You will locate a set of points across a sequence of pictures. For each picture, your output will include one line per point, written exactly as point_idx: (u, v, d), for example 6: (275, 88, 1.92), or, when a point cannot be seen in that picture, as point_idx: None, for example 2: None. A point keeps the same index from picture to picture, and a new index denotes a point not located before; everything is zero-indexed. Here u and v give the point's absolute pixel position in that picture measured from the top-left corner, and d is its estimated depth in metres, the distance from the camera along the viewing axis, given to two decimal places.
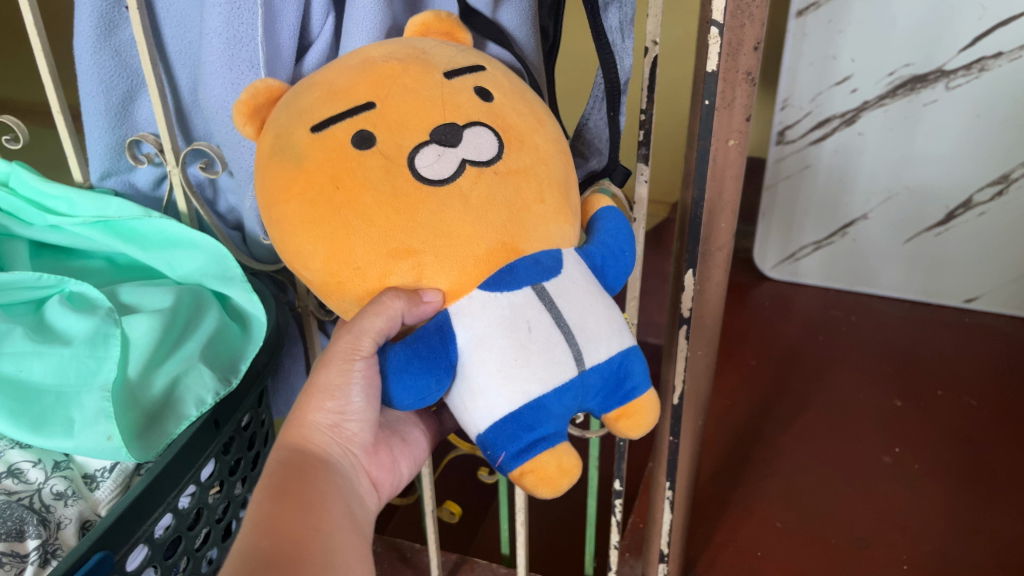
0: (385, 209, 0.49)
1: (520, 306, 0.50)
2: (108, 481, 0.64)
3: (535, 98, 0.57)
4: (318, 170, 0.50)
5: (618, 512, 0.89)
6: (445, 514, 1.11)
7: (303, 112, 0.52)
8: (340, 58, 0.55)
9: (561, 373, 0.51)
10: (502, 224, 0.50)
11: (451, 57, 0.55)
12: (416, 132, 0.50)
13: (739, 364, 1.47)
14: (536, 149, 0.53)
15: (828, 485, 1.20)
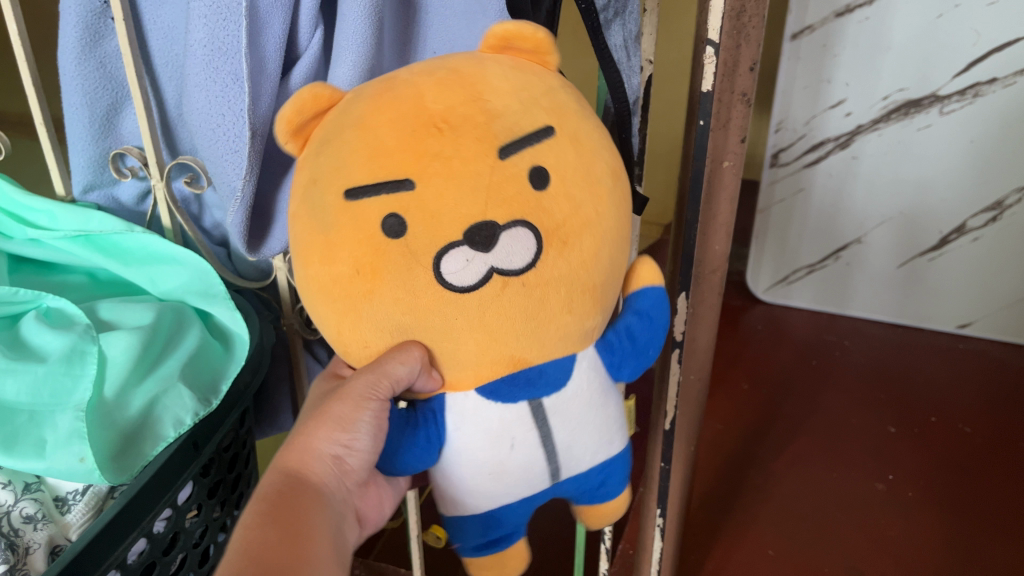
0: (401, 307, 0.45)
1: (510, 423, 0.50)
2: (79, 505, 0.62)
3: (604, 162, 0.49)
4: (343, 246, 0.45)
5: (608, 540, 0.87)
6: (431, 538, 1.09)
7: (342, 159, 0.45)
8: (394, 92, 0.46)
9: (531, 488, 0.52)
10: (517, 340, 0.47)
11: (527, 119, 0.46)
12: (446, 228, 0.43)
13: (731, 388, 1.46)
14: (581, 251, 0.46)
15: (822, 513, 1.18)
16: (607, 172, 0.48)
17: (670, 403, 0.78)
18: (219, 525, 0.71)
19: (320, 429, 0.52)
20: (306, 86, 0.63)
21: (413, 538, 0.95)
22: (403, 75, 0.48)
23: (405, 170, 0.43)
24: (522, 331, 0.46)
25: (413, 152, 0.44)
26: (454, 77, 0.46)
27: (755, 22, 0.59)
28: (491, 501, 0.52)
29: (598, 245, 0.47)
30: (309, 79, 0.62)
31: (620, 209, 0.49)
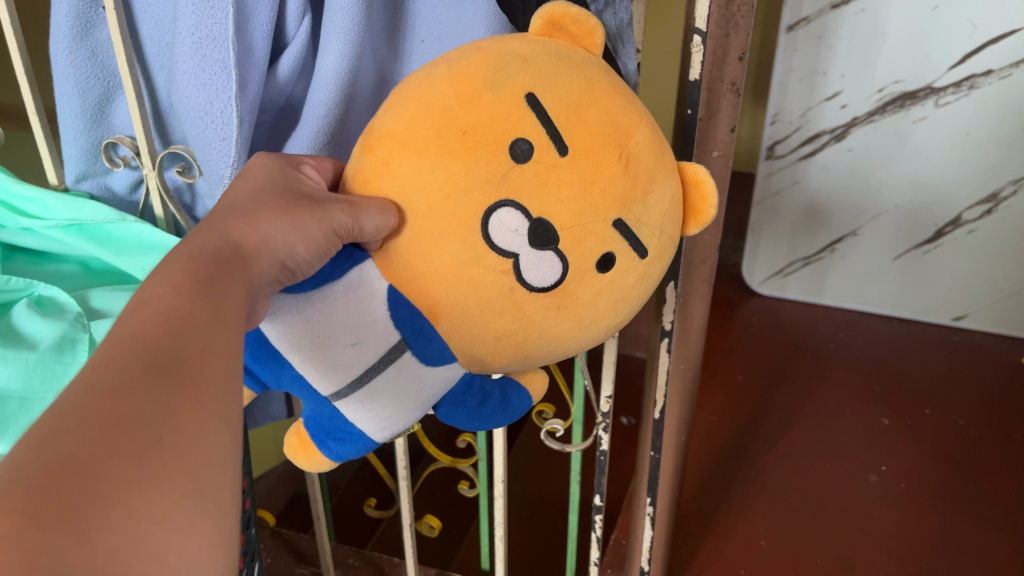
0: (439, 189, 0.46)
1: (374, 331, 0.48)
2: None
3: (624, 316, 0.51)
4: (481, 109, 0.46)
5: (599, 528, 0.88)
6: (424, 527, 1.10)
7: (557, 82, 0.47)
8: (629, 108, 0.49)
9: (315, 378, 0.50)
10: (458, 305, 0.47)
11: (651, 229, 0.49)
12: (537, 198, 0.45)
13: (727, 380, 1.46)
14: (552, 322, 0.48)
15: (814, 504, 1.19)
16: (611, 325, 0.51)
17: (660, 391, 0.79)
18: None
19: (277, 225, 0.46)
20: (295, 74, 0.63)
21: (406, 526, 0.96)
22: (639, 106, 0.50)
23: (575, 147, 0.46)
24: (464, 294, 0.47)
25: (592, 143, 0.46)
26: (660, 155, 0.50)
27: (745, 11, 0.58)
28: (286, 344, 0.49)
29: (566, 333, 0.49)
30: (298, 68, 0.62)
31: (591, 341, 0.51)
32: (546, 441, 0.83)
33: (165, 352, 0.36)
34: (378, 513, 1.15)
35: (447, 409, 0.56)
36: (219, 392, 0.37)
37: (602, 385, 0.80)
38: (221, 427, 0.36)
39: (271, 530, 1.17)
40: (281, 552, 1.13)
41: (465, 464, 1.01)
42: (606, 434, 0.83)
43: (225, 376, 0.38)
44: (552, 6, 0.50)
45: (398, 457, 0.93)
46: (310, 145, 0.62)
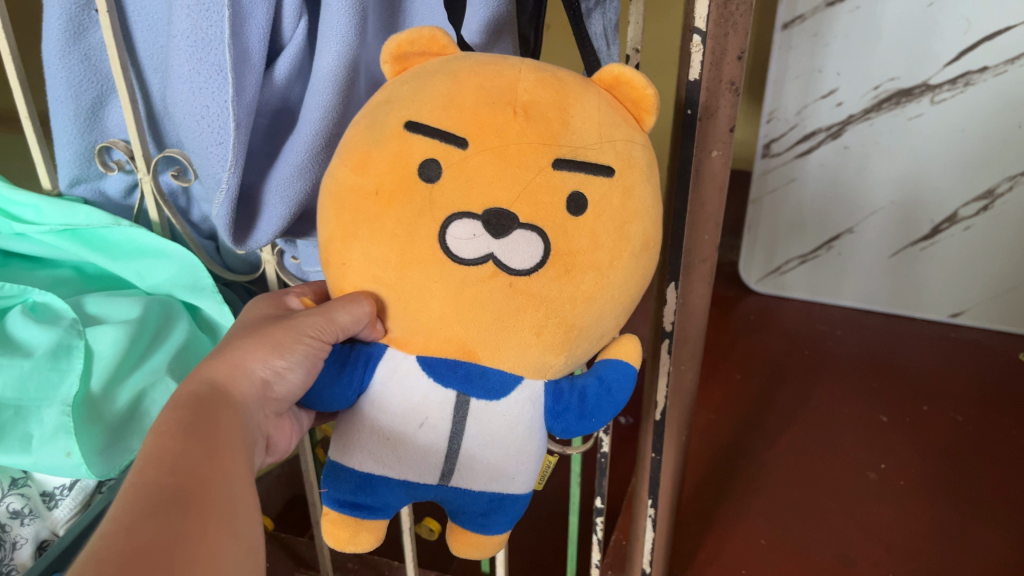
0: (391, 251, 0.47)
1: (432, 401, 0.50)
2: (67, 500, 0.62)
3: (648, 226, 0.50)
4: (377, 166, 0.48)
5: (600, 529, 0.87)
6: (424, 529, 1.09)
7: (421, 97, 0.48)
8: (501, 64, 0.49)
9: (416, 471, 0.52)
10: (479, 334, 0.48)
11: (595, 144, 0.48)
12: (469, 197, 0.46)
13: (724, 378, 1.46)
14: (575, 289, 0.47)
15: (814, 502, 1.18)
16: (638, 247, 0.49)
17: (661, 394, 0.78)
18: None
19: (253, 348, 0.51)
20: (291, 76, 0.62)
21: (406, 529, 0.96)
22: (512, 59, 0.50)
23: (467, 132, 0.47)
24: (483, 339, 0.48)
25: (480, 121, 0.47)
26: (558, 83, 0.49)
27: (744, 10, 0.58)
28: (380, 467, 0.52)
29: (597, 291, 0.48)
30: (294, 70, 0.62)
31: (632, 276, 0.50)
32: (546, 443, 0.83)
33: (167, 484, 0.39)
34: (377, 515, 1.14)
35: (557, 427, 0.53)
36: (223, 509, 0.40)
37: None
38: (225, 541, 0.38)
39: (270, 533, 1.17)
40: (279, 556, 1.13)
41: None
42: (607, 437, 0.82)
43: (229, 494, 0.41)
44: (383, 46, 0.51)
45: None
46: (307, 150, 0.61)
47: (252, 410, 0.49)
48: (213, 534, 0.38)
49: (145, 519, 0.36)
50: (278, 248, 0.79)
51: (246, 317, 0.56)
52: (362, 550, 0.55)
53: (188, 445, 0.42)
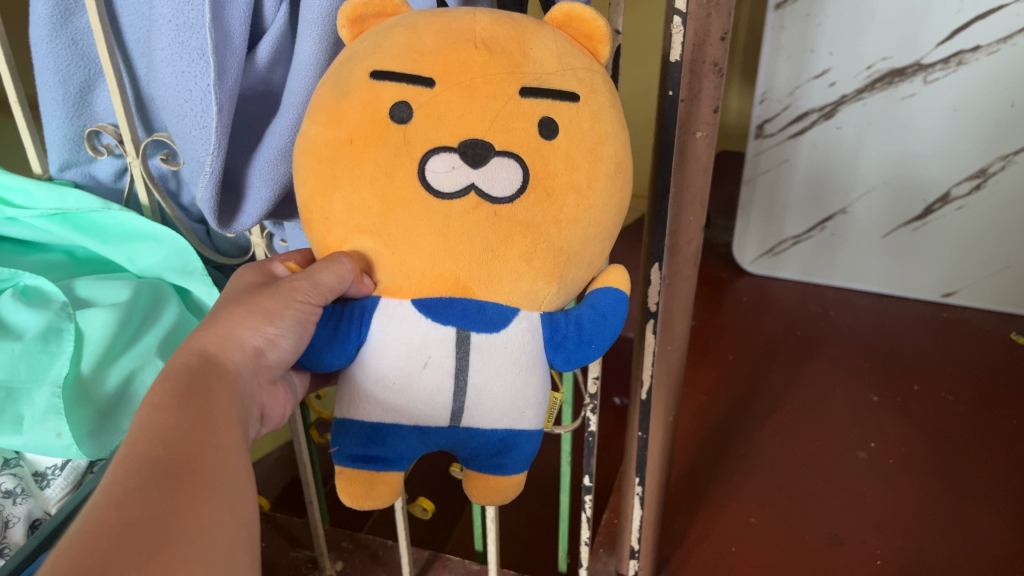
0: (374, 193, 0.49)
1: (433, 341, 0.51)
2: (58, 480, 0.63)
3: (618, 147, 0.53)
4: (349, 117, 0.50)
5: (588, 508, 0.88)
6: (417, 510, 1.10)
7: (382, 47, 0.50)
8: (455, 11, 0.52)
9: (425, 415, 0.53)
10: (468, 263, 0.50)
11: (556, 72, 0.51)
12: (445, 134, 0.48)
13: (717, 360, 1.47)
14: (557, 211, 0.50)
15: (803, 481, 1.20)
16: (612, 164, 0.52)
17: (647, 373, 0.79)
18: None
19: (242, 319, 0.51)
20: (273, 60, 0.63)
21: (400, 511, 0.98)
22: (467, 9, 0.53)
23: (434, 73, 0.49)
24: (476, 267, 0.50)
25: (446, 62, 0.49)
26: (515, 22, 0.52)
27: None
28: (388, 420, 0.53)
29: (580, 214, 0.50)
30: (276, 54, 0.63)
31: (613, 200, 0.52)
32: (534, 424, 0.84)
33: (161, 457, 0.40)
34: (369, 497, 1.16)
35: (557, 359, 0.55)
36: (217, 482, 0.41)
37: (589, 366, 0.80)
38: (219, 514, 0.39)
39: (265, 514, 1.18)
40: (274, 536, 1.14)
41: None
42: (594, 417, 0.83)
43: (225, 467, 0.42)
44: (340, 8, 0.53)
45: None
46: (290, 133, 0.62)
47: (244, 380, 0.50)
48: (207, 506, 0.39)
49: (137, 494, 0.37)
50: (267, 231, 0.79)
51: (232, 286, 0.56)
52: (382, 504, 0.57)
53: (182, 414, 0.43)
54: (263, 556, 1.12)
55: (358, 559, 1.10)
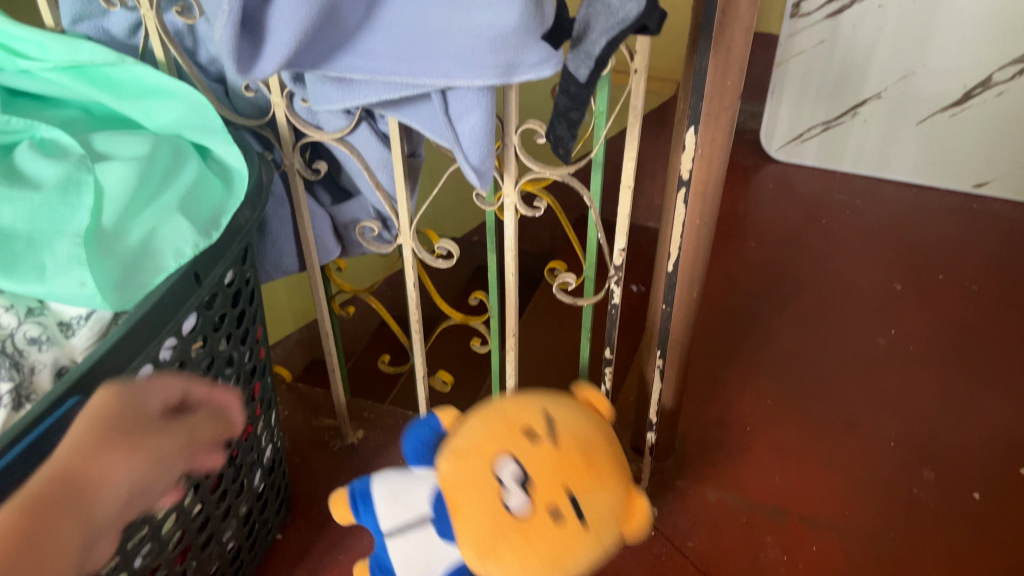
0: (478, 455, 0.61)
1: (440, 549, 0.66)
2: (85, 330, 0.62)
3: (630, 499, 0.63)
4: (473, 448, 0.61)
5: (609, 380, 0.89)
6: (437, 382, 1.13)
7: (480, 433, 0.62)
8: (575, 405, 0.65)
9: (398, 560, 0.68)
10: (499, 551, 0.57)
11: (606, 496, 0.60)
12: (534, 477, 0.58)
13: (739, 245, 1.45)
14: (581, 537, 0.58)
15: (821, 364, 1.20)
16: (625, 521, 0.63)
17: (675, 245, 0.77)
18: (224, 357, 0.76)
19: None
20: None
21: (421, 378, 1.02)
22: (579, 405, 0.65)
23: (551, 454, 0.59)
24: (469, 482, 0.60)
25: (558, 458, 0.59)
26: (606, 445, 0.63)
27: None
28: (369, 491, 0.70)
29: (599, 535, 0.59)
30: None
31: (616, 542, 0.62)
32: (558, 295, 0.84)
33: None
34: (391, 370, 1.20)
35: None
36: None
37: (614, 237, 0.79)
38: None
39: (288, 384, 1.21)
40: (297, 404, 1.18)
41: (478, 322, 1.07)
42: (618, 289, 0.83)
43: None
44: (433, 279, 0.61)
45: (413, 311, 0.97)
46: None
47: None
48: None
49: None
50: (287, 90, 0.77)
51: None
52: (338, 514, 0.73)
53: None
54: (287, 421, 1.15)
55: (379, 428, 1.14)
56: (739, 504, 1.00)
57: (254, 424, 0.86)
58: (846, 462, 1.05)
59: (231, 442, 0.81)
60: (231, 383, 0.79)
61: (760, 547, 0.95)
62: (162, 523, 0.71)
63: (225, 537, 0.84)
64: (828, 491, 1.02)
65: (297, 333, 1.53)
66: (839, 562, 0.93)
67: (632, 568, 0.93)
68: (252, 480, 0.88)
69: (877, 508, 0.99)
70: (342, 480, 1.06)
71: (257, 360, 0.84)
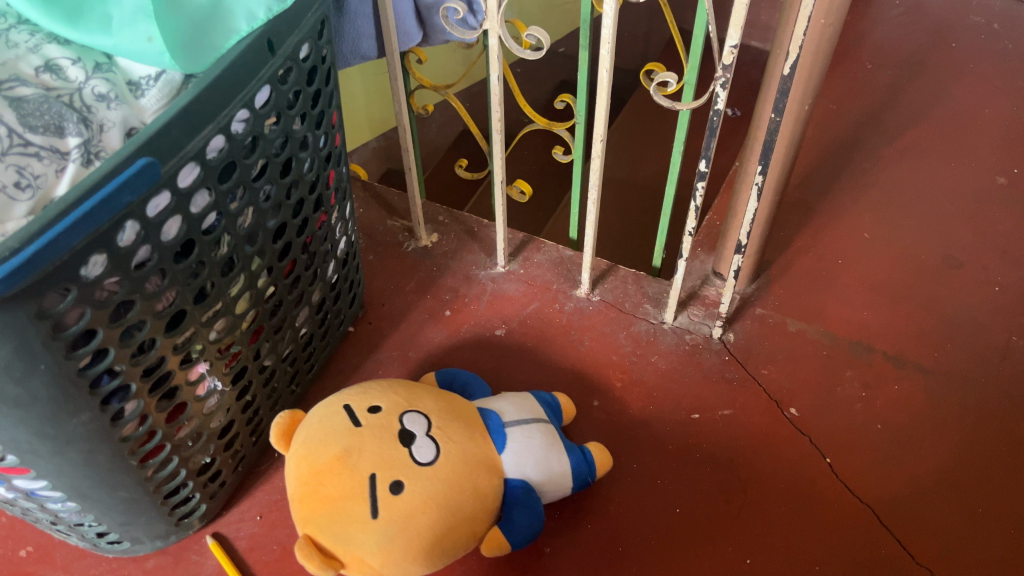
0: (347, 435, 0.72)
1: (536, 474, 0.77)
2: (153, 91, 0.59)
3: (392, 526, 0.68)
4: (372, 426, 0.73)
5: (700, 195, 0.84)
6: (514, 192, 1.08)
7: (378, 418, 0.74)
8: (418, 503, 0.69)
9: (540, 437, 0.79)
10: (302, 489, 0.71)
11: (360, 518, 0.68)
12: (329, 476, 0.70)
13: (852, 70, 1.33)
14: (328, 529, 0.68)
15: (928, 201, 1.12)
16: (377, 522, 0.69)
17: (796, 45, 0.67)
18: (299, 139, 0.73)
19: None
20: None
21: (498, 183, 0.98)
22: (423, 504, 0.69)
23: (322, 496, 0.69)
24: (384, 469, 0.70)
25: (358, 473, 0.69)
26: (393, 436, 0.72)
27: None
28: (527, 444, 0.78)
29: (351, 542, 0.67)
30: None
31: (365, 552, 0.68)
32: (655, 98, 0.77)
33: None
34: (470, 175, 1.16)
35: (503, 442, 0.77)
36: None
37: (727, 34, 0.70)
38: None
39: (363, 184, 1.19)
40: (372, 205, 1.16)
41: (561, 129, 1.00)
42: (723, 93, 0.75)
43: None
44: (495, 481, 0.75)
45: (494, 110, 0.90)
46: None
47: None
48: None
49: None
50: None
51: None
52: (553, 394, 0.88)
53: None
54: (362, 221, 1.14)
55: (452, 233, 1.12)
56: (821, 336, 0.96)
57: (329, 213, 0.84)
58: (943, 302, 1.00)
59: (305, 229, 0.80)
60: (305, 167, 0.76)
61: (838, 381, 0.92)
62: (236, 300, 0.71)
63: (299, 322, 0.85)
64: (918, 331, 0.97)
65: (373, 140, 1.49)
66: (920, 402, 0.90)
67: (702, 390, 0.92)
68: (326, 270, 0.87)
69: (970, 352, 0.94)
70: (413, 281, 1.05)
71: (332, 146, 0.81)
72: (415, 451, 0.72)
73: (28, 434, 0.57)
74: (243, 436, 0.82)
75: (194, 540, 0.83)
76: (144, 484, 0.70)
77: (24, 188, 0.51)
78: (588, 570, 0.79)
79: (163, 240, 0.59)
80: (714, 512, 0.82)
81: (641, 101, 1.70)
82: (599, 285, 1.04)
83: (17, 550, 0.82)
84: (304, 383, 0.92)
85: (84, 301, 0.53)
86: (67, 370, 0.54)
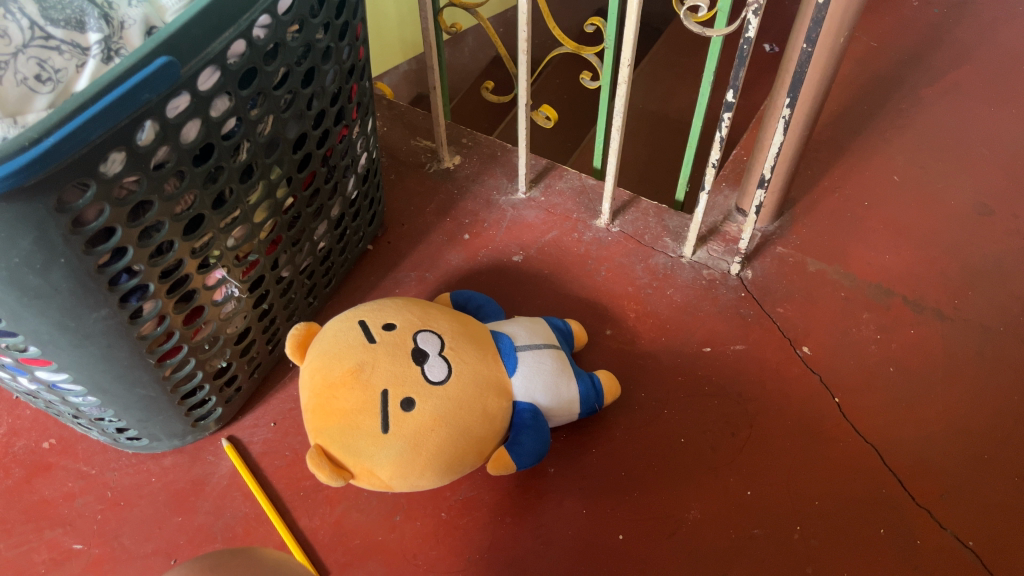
0: (359, 349, 0.73)
1: (545, 395, 0.78)
2: None
3: (400, 445, 0.70)
4: (386, 343, 0.74)
5: (726, 128, 0.82)
6: (540, 118, 1.06)
7: (392, 337, 0.75)
8: (428, 425, 0.70)
9: (552, 360, 0.80)
10: (317, 399, 0.73)
11: (369, 435, 0.70)
12: (341, 391, 0.71)
13: (896, 8, 1.29)
14: (338, 437, 0.70)
15: (963, 146, 1.09)
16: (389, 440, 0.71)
17: None
18: (322, 49, 0.72)
19: None
20: None
21: (525, 104, 0.96)
22: (431, 426, 0.70)
23: (332, 406, 0.71)
24: (397, 386, 0.71)
25: (368, 387, 0.71)
26: (404, 357, 0.73)
27: None
28: (537, 367, 0.79)
29: (363, 457, 0.70)
30: None
31: (379, 468, 0.70)
32: (685, 24, 0.74)
33: None
34: (495, 98, 1.15)
35: (515, 364, 0.78)
36: None
37: None
38: None
39: (388, 103, 1.19)
40: (396, 124, 1.16)
41: (590, 52, 0.98)
42: (756, 20, 0.72)
43: None
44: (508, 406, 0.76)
45: (522, 29, 0.88)
46: None
47: None
48: None
49: None
50: None
51: None
52: (572, 323, 0.89)
53: None
54: (385, 140, 1.14)
55: (475, 156, 1.11)
56: (841, 278, 0.96)
57: (350, 127, 0.84)
58: (969, 249, 0.98)
59: (326, 141, 0.80)
60: (328, 79, 0.76)
61: (854, 322, 0.92)
62: (255, 208, 0.72)
63: (317, 235, 0.86)
64: (941, 277, 0.95)
65: (404, 62, 1.47)
66: (935, 348, 0.90)
67: (716, 325, 0.92)
68: (347, 185, 0.88)
69: (991, 300, 0.93)
70: (434, 203, 1.05)
71: (355, 59, 0.81)
72: (424, 374, 0.72)
73: (49, 326, 0.58)
74: (260, 343, 0.84)
75: (211, 442, 0.85)
76: (161, 383, 0.72)
77: (45, 81, 0.52)
78: (591, 493, 0.80)
79: (182, 142, 0.59)
80: (719, 444, 0.83)
81: (677, 33, 1.66)
82: (619, 216, 1.03)
83: (40, 442, 0.85)
84: (322, 297, 0.93)
85: (103, 199, 0.54)
86: (85, 265, 0.56)
